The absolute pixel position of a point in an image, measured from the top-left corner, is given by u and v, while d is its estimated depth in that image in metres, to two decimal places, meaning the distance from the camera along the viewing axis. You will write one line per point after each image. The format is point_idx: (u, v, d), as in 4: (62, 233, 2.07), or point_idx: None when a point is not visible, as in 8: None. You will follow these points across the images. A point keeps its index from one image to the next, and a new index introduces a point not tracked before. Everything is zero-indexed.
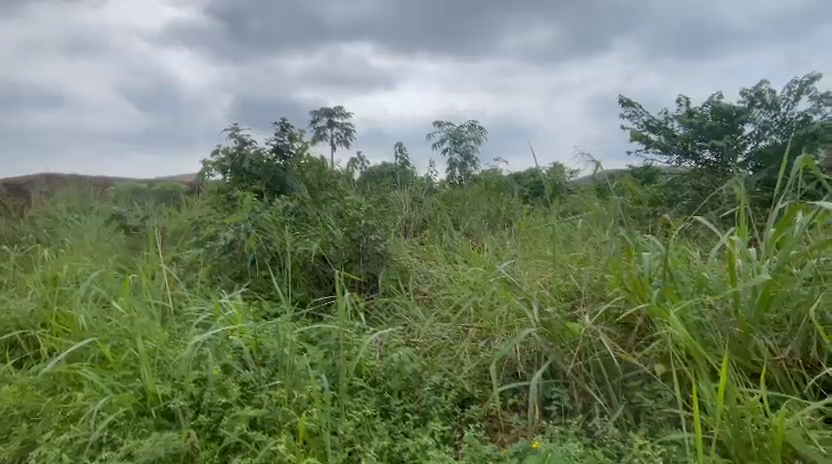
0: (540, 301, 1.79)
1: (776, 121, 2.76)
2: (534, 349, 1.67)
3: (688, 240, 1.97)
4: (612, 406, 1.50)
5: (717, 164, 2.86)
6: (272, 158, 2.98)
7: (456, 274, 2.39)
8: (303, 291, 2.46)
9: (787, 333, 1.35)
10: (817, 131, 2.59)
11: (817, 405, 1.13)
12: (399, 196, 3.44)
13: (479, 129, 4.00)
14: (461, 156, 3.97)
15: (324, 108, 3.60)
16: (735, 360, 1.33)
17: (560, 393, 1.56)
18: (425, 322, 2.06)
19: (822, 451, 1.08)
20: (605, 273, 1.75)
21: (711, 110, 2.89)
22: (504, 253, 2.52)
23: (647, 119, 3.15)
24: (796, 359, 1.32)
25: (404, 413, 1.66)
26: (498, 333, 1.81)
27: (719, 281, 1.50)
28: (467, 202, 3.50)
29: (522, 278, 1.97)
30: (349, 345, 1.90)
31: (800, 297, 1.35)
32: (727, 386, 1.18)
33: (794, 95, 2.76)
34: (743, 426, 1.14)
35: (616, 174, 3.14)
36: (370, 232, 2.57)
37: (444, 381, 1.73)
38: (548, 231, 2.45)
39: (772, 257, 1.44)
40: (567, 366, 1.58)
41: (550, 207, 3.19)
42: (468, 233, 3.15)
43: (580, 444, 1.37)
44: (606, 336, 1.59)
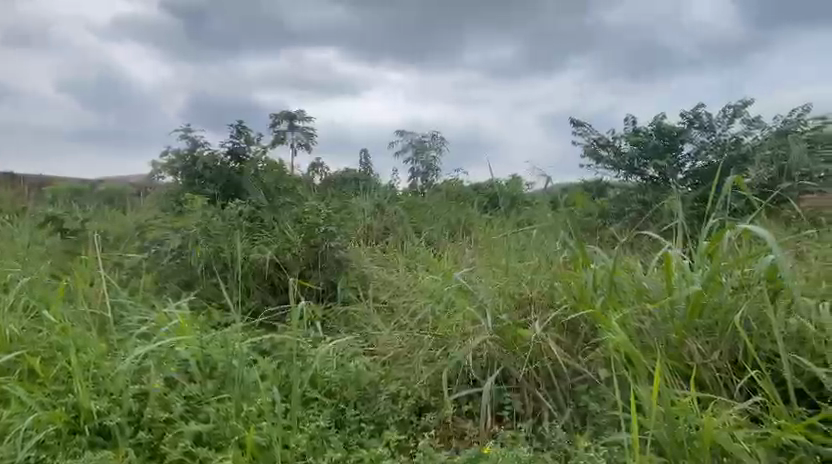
0: (494, 309, 1.85)
1: (712, 141, 3.00)
2: (486, 355, 1.72)
3: (633, 250, 2.10)
4: (560, 410, 1.56)
5: (660, 180, 3.05)
6: (226, 162, 2.95)
7: (417, 282, 2.40)
8: (256, 300, 2.38)
9: (719, 337, 1.44)
10: (746, 153, 2.84)
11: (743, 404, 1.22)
12: (362, 204, 3.42)
13: (439, 139, 4.07)
14: (423, 166, 4.02)
15: (284, 111, 3.54)
16: (671, 364, 1.41)
17: (512, 398, 1.61)
18: (384, 330, 2.05)
19: (747, 448, 1.16)
20: (555, 281, 1.82)
21: (655, 129, 3.10)
22: (463, 261, 2.56)
23: (596, 137, 3.34)
24: (726, 362, 1.42)
25: (360, 423, 1.63)
26: (454, 340, 1.83)
27: (657, 289, 1.59)
28: (429, 210, 3.54)
29: (478, 285, 2.03)
30: (303, 355, 1.84)
31: (728, 305, 1.45)
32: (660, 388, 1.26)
33: (728, 118, 3.02)
34: (677, 427, 1.22)
35: (569, 188, 3.33)
36: (330, 238, 2.53)
37: (401, 389, 1.72)
38: (505, 241, 2.53)
39: (704, 266, 1.54)
40: (519, 372, 1.64)
41: (508, 218, 3.28)
42: (429, 241, 3.18)
43: (529, 449, 1.41)
44: (556, 342, 1.65)
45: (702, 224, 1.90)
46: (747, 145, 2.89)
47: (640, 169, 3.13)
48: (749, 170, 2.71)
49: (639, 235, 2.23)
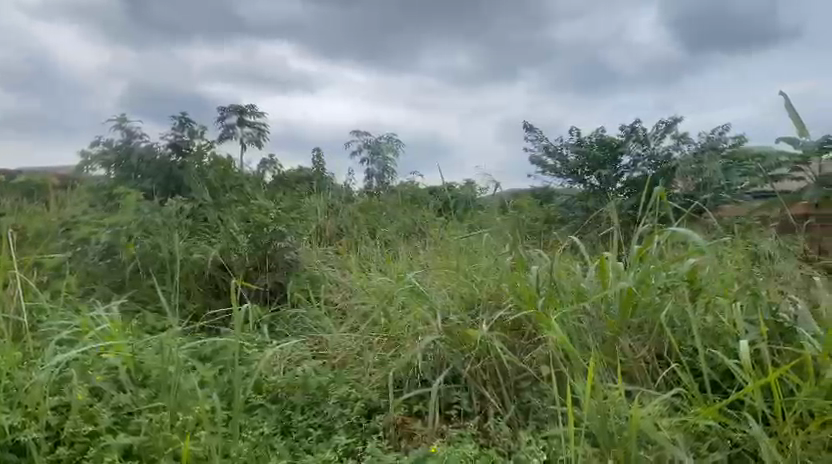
0: (444, 310, 1.88)
1: (647, 154, 3.23)
2: (435, 355, 1.75)
3: (575, 253, 2.22)
4: (504, 406, 1.61)
5: (599, 188, 3.28)
6: (167, 155, 2.79)
7: (369, 282, 2.37)
8: (197, 303, 2.26)
9: (645, 335, 1.56)
10: (677, 166, 3.08)
11: (667, 395, 1.31)
12: (316, 206, 3.38)
13: (394, 140, 4.14)
14: (378, 167, 4.08)
15: (233, 106, 3.41)
16: (605, 360, 1.50)
17: (460, 396, 1.65)
18: (335, 333, 2.02)
19: (671, 435, 1.25)
20: (503, 283, 1.89)
21: (595, 142, 3.33)
22: (416, 262, 2.59)
23: (546, 145, 3.51)
24: (653, 357, 1.53)
25: (307, 429, 1.59)
26: (406, 342, 1.84)
27: (594, 289, 1.69)
28: (384, 211, 3.53)
29: (431, 286, 2.07)
30: (246, 361, 1.77)
31: (654, 305, 1.57)
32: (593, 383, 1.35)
33: (660, 133, 3.29)
34: (608, 419, 1.30)
35: (518, 194, 3.48)
36: (280, 238, 2.45)
37: (351, 392, 1.71)
38: (458, 243, 2.59)
39: (637, 268, 1.64)
40: (465, 370, 1.68)
41: (462, 222, 3.34)
42: (384, 242, 3.17)
43: (475, 446, 1.44)
44: (501, 341, 1.71)
45: (636, 229, 2.04)
46: (676, 159, 3.14)
47: (583, 177, 3.34)
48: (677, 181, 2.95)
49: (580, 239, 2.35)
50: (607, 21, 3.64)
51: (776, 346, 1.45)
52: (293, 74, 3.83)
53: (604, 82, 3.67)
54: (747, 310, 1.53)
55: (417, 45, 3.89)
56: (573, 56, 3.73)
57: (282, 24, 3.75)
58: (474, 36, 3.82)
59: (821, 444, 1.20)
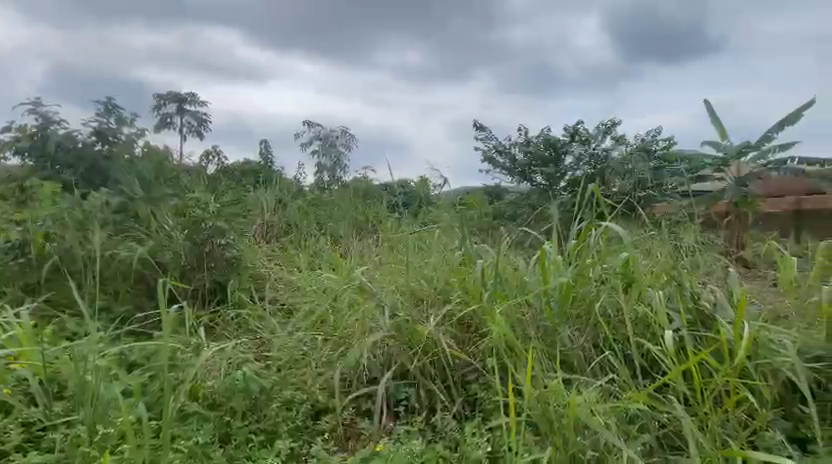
0: (393, 306, 1.85)
1: (587, 154, 3.41)
2: (384, 353, 1.73)
3: (521, 247, 2.29)
4: (452, 401, 1.62)
5: (546, 187, 3.40)
6: (91, 143, 2.53)
7: (318, 280, 2.30)
8: (125, 306, 2.06)
9: (582, 325, 1.63)
10: (613, 166, 3.20)
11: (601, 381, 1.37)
12: (260, 201, 3.23)
13: (348, 135, 4.07)
14: (331, 161, 4.02)
15: (172, 93, 3.17)
16: (545, 350, 1.56)
17: (409, 392, 1.64)
18: (280, 334, 1.94)
19: (606, 420, 1.30)
20: (450, 278, 1.91)
21: (543, 140, 3.50)
22: (366, 258, 2.54)
23: (494, 144, 3.75)
24: (590, 347, 1.60)
25: (249, 435, 1.51)
26: (354, 339, 1.80)
27: (535, 282, 1.74)
28: (335, 207, 3.43)
29: (378, 283, 2.04)
30: (179, 366, 1.65)
31: (591, 297, 1.65)
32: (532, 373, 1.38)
33: (602, 133, 3.48)
34: (549, 407, 1.34)
35: (470, 191, 3.55)
36: (219, 235, 2.30)
37: (296, 395, 1.65)
38: (410, 239, 2.57)
39: (573, 263, 1.75)
40: (413, 366, 1.67)
41: (414, 219, 3.26)
42: (334, 239, 3.09)
43: (421, 442, 1.43)
44: (448, 336, 1.72)
45: (574, 225, 2.15)
46: (616, 158, 3.30)
47: (530, 176, 3.50)
48: (614, 181, 3.13)
49: (527, 234, 2.43)
50: (555, 27, 3.80)
51: (697, 331, 1.55)
52: (238, 63, 3.72)
53: (547, 85, 3.84)
54: (672, 299, 1.64)
55: (369, 42, 3.83)
56: (523, 58, 3.85)
57: (227, 11, 3.56)
58: (430, 35, 3.86)
59: (735, 421, 1.29)
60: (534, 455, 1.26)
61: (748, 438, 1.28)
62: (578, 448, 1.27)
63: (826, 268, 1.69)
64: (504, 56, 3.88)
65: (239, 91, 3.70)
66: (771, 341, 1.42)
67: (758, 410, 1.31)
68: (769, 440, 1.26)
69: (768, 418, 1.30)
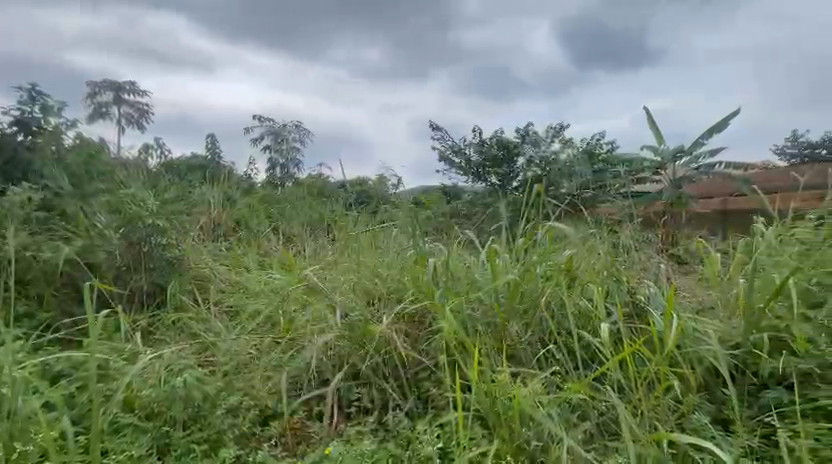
0: (345, 307, 1.85)
1: (539, 156, 3.56)
2: (335, 353, 1.71)
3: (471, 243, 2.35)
4: (405, 398, 1.62)
5: (499, 187, 3.62)
6: (10, 133, 2.27)
7: (268, 282, 2.23)
8: (51, 311, 1.90)
9: (529, 320, 1.68)
10: (559, 169, 3.37)
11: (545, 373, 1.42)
12: (207, 198, 3.08)
13: (302, 130, 4.08)
14: (283, 158, 3.99)
15: (109, 82, 2.88)
16: (493, 345, 1.61)
17: (361, 393, 1.63)
18: (227, 337, 1.86)
19: (548, 410, 1.36)
20: (404, 276, 1.92)
21: (495, 142, 3.70)
22: (318, 258, 2.47)
23: (450, 144, 3.92)
24: (537, 340, 1.65)
25: (189, 445, 1.41)
26: (304, 339, 1.79)
27: (485, 279, 1.80)
28: (289, 205, 3.36)
29: (327, 283, 2.03)
30: (112, 376, 1.54)
31: (537, 293, 1.72)
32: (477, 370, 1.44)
33: (552, 137, 3.66)
34: (496, 400, 1.39)
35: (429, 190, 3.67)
36: (157, 234, 2.19)
37: (243, 401, 1.59)
38: (364, 238, 2.54)
39: (519, 262, 1.85)
40: (365, 366, 1.66)
41: (370, 218, 3.21)
42: (287, 238, 2.99)
43: (374, 441, 1.43)
44: (401, 334, 1.73)
45: (523, 224, 2.22)
46: (564, 160, 3.46)
47: (484, 176, 3.69)
48: (562, 183, 3.29)
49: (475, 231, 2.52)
50: (509, 31, 3.89)
51: (632, 324, 1.65)
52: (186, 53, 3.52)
53: (499, 88, 4.03)
54: (610, 295, 1.73)
55: (323, 35, 3.75)
56: (476, 60, 4.00)
57: None
58: (387, 34, 3.84)
59: (666, 406, 1.38)
60: (482, 448, 1.29)
61: (677, 422, 1.36)
62: (523, 440, 1.30)
63: (744, 263, 1.85)
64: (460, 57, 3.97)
65: (189, 84, 3.54)
66: (695, 332, 1.53)
67: (685, 396, 1.40)
68: (694, 422, 1.34)
69: (695, 401, 1.39)
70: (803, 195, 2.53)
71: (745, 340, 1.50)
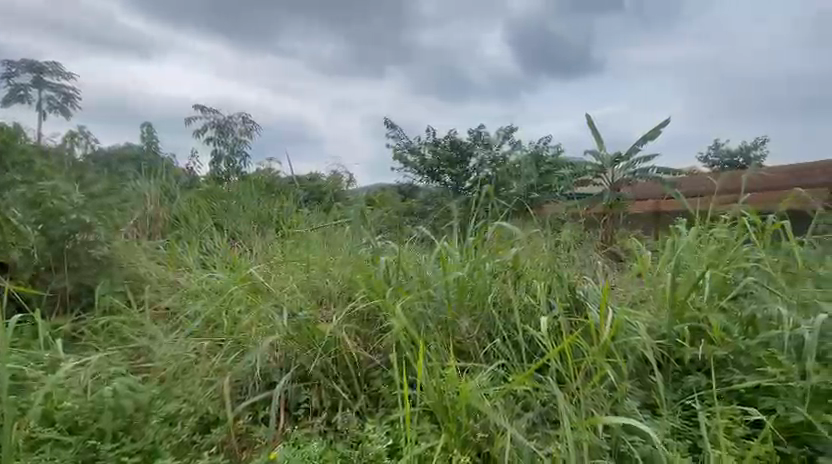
0: (292, 307, 1.81)
1: (491, 157, 3.68)
2: (281, 354, 1.66)
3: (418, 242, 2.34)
4: (355, 397, 1.60)
5: (452, 187, 3.61)
6: None
7: (210, 281, 2.11)
8: None
9: (478, 315, 1.73)
10: (507, 168, 3.52)
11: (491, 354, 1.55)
12: (142, 193, 2.90)
13: (250, 124, 3.91)
14: (228, 149, 3.79)
15: (25, 60, 2.90)
16: (443, 340, 1.63)
17: (309, 395, 1.59)
18: (165, 341, 1.76)
19: (493, 403, 1.41)
20: (355, 274, 1.90)
21: (449, 142, 3.80)
22: (264, 256, 2.37)
23: (405, 142, 3.92)
24: (486, 334, 1.70)
25: (119, 459, 1.30)
26: (249, 340, 1.71)
27: (435, 276, 1.84)
28: (234, 199, 3.21)
29: (274, 283, 1.96)
30: (28, 389, 1.43)
31: (486, 289, 1.77)
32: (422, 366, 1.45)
33: (503, 136, 3.82)
34: (444, 394, 1.41)
35: (384, 188, 3.68)
36: (81, 231, 2.00)
37: (181, 408, 1.50)
38: (314, 236, 2.47)
39: (468, 261, 1.90)
40: (313, 367, 1.61)
41: (315, 215, 3.06)
42: (233, 236, 2.84)
43: (322, 443, 1.41)
44: (351, 333, 1.71)
45: (472, 222, 2.28)
46: (513, 161, 3.59)
47: (438, 177, 3.69)
48: (512, 183, 3.31)
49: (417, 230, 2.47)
50: (458, 35, 4.05)
51: (572, 317, 1.72)
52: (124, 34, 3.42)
53: (456, 90, 4.14)
54: (552, 291, 1.80)
55: (275, 25, 3.72)
56: (429, 60, 4.10)
57: None
58: (344, 32, 3.87)
59: (601, 394, 1.46)
60: (430, 443, 1.32)
61: (611, 407, 1.45)
62: (469, 432, 1.34)
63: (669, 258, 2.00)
64: (414, 57, 4.10)
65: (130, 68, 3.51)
66: (628, 323, 1.62)
67: (618, 383, 1.49)
68: (626, 407, 1.44)
69: (627, 388, 1.49)
70: (720, 198, 2.82)
71: (668, 330, 1.62)
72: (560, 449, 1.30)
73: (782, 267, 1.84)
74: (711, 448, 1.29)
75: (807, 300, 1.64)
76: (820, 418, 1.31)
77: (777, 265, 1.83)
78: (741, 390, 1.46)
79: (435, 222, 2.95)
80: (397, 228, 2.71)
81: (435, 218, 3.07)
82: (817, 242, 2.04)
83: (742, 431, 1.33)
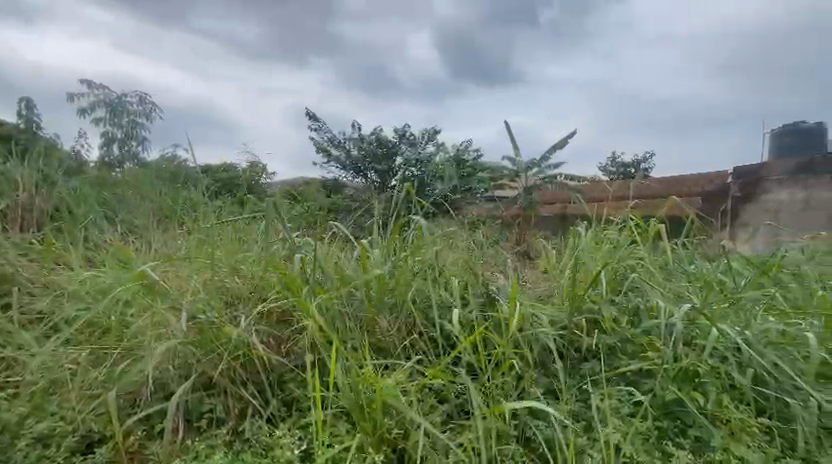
0: (192, 306, 1.65)
1: (414, 157, 3.92)
2: (180, 362, 1.51)
3: (338, 238, 2.27)
4: (266, 403, 1.51)
5: (379, 183, 3.94)
6: None
7: (92, 278, 1.84)
8: None
9: (397, 313, 1.73)
10: (431, 168, 3.72)
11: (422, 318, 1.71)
12: (13, 176, 2.52)
13: (149, 104, 3.33)
14: (122, 131, 3.23)
15: None
16: (361, 339, 1.61)
17: (214, 404, 1.47)
18: (37, 350, 1.54)
19: (408, 399, 1.42)
20: (268, 271, 1.79)
21: (375, 139, 3.98)
22: (164, 253, 2.14)
23: (329, 136, 4.10)
24: (404, 331, 1.71)
25: None
26: (142, 347, 1.53)
27: (355, 273, 1.82)
28: (129, 191, 2.81)
29: (173, 282, 1.78)
30: None
31: (406, 286, 1.78)
32: (336, 366, 1.41)
33: (426, 137, 4.12)
34: (359, 394, 1.38)
35: (310, 181, 3.82)
36: None
37: (57, 427, 1.35)
38: (224, 228, 2.27)
39: (389, 258, 1.90)
40: (216, 374, 1.48)
41: (226, 205, 2.78)
42: (130, 229, 2.54)
43: (226, 455, 1.32)
44: (262, 335, 1.61)
45: (389, 218, 2.32)
46: (437, 162, 3.81)
47: (364, 173, 3.95)
48: (436, 184, 3.49)
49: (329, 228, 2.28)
50: (385, 34, 4.43)
51: (486, 312, 1.79)
52: None
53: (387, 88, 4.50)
54: (468, 287, 1.87)
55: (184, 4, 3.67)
56: (354, 53, 4.32)
57: None
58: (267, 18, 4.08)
59: (509, 384, 1.55)
60: (344, 444, 1.29)
61: (518, 395, 1.55)
62: (385, 429, 1.33)
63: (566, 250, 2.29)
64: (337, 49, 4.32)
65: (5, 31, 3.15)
66: (532, 316, 1.75)
67: (524, 372, 1.59)
68: (532, 395, 1.54)
69: (532, 377, 1.60)
70: (612, 205, 3.16)
71: (568, 322, 1.77)
72: (471, 439, 1.34)
73: (660, 264, 2.12)
74: (602, 427, 1.41)
75: (679, 293, 1.90)
76: (688, 394, 1.51)
77: (656, 263, 2.11)
78: (627, 374, 1.64)
79: (358, 219, 2.91)
80: (318, 226, 2.65)
81: (360, 215, 3.01)
82: (687, 244, 2.39)
83: (628, 409, 1.49)
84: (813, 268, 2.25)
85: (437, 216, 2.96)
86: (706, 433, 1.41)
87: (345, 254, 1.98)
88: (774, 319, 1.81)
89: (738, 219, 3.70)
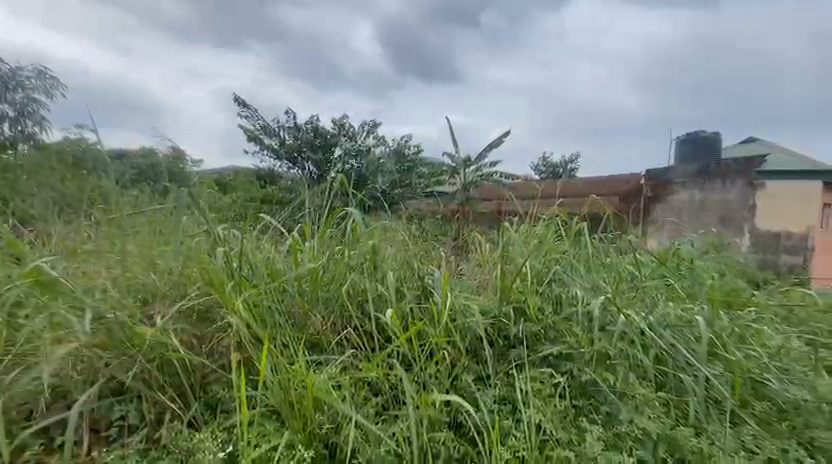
0: (100, 305, 1.50)
1: (353, 149, 4.08)
2: (87, 366, 1.38)
3: (269, 231, 2.16)
4: (187, 405, 1.42)
5: (316, 174, 3.85)
6: None
7: None
8: None
9: (330, 307, 1.71)
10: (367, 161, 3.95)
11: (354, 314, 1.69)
12: None
13: (48, 78, 3.03)
14: (14, 109, 2.88)
15: None
16: (292, 334, 1.58)
17: (125, 409, 1.35)
18: None
19: (340, 394, 1.41)
20: (190, 266, 1.70)
21: (312, 128, 4.31)
22: (66, 247, 1.90)
23: (261, 124, 4.08)
24: (338, 326, 1.69)
25: None
26: (38, 352, 1.37)
27: (287, 269, 1.77)
28: (25, 178, 2.44)
29: (75, 276, 1.60)
30: None
31: (337, 281, 1.77)
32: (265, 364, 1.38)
33: (364, 131, 4.51)
34: (290, 391, 1.36)
35: (240, 170, 3.61)
36: None
37: None
38: (138, 217, 2.05)
39: (323, 251, 1.88)
40: (128, 379, 1.37)
41: (146, 192, 2.50)
42: (22, 220, 2.19)
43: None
44: (182, 335, 1.51)
45: (323, 213, 2.27)
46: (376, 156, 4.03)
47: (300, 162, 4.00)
48: (377, 179, 3.71)
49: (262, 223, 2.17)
50: (326, 23, 4.38)
51: (421, 303, 1.82)
52: None
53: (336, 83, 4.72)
54: (403, 280, 1.90)
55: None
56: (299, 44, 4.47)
57: None
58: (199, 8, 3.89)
59: (442, 372, 1.60)
60: (273, 443, 1.26)
61: (450, 383, 1.60)
62: (316, 425, 1.32)
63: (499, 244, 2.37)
64: (277, 36, 4.37)
65: None
66: (464, 306, 1.82)
67: (456, 360, 1.65)
68: (463, 382, 1.60)
69: (464, 365, 1.66)
70: (540, 201, 3.38)
71: (498, 311, 1.87)
72: (404, 429, 1.36)
73: (582, 257, 2.29)
74: (525, 408, 1.50)
75: (596, 283, 2.07)
76: (600, 375, 1.66)
77: (578, 256, 2.27)
78: (550, 357, 1.75)
79: (295, 210, 2.80)
80: (247, 218, 2.51)
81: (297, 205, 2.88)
82: (605, 238, 2.61)
83: (549, 389, 1.60)
84: (703, 263, 2.60)
85: (374, 208, 2.94)
86: (615, 408, 1.55)
87: (275, 247, 1.92)
88: (674, 305, 2.04)
89: (650, 216, 4.07)
